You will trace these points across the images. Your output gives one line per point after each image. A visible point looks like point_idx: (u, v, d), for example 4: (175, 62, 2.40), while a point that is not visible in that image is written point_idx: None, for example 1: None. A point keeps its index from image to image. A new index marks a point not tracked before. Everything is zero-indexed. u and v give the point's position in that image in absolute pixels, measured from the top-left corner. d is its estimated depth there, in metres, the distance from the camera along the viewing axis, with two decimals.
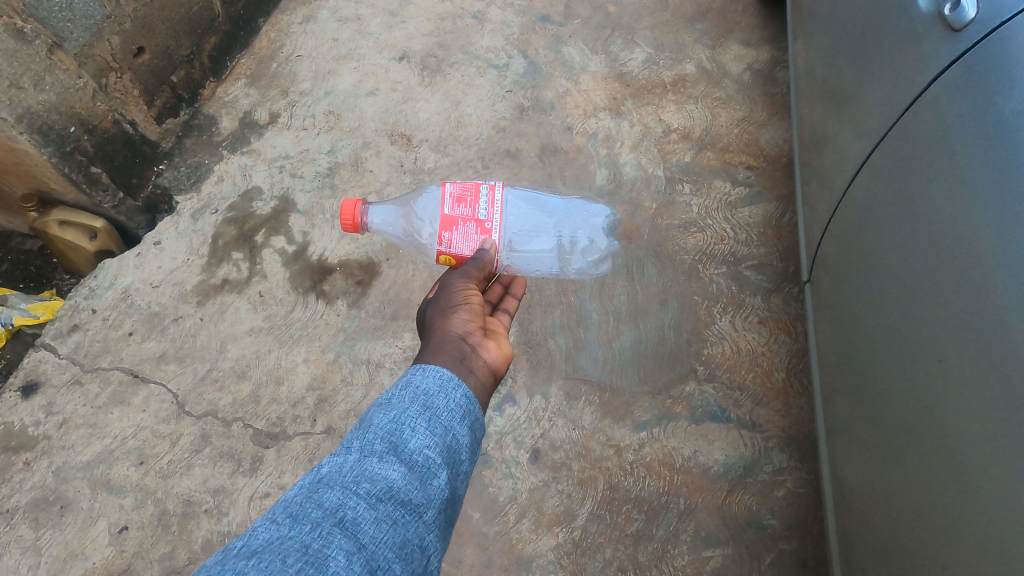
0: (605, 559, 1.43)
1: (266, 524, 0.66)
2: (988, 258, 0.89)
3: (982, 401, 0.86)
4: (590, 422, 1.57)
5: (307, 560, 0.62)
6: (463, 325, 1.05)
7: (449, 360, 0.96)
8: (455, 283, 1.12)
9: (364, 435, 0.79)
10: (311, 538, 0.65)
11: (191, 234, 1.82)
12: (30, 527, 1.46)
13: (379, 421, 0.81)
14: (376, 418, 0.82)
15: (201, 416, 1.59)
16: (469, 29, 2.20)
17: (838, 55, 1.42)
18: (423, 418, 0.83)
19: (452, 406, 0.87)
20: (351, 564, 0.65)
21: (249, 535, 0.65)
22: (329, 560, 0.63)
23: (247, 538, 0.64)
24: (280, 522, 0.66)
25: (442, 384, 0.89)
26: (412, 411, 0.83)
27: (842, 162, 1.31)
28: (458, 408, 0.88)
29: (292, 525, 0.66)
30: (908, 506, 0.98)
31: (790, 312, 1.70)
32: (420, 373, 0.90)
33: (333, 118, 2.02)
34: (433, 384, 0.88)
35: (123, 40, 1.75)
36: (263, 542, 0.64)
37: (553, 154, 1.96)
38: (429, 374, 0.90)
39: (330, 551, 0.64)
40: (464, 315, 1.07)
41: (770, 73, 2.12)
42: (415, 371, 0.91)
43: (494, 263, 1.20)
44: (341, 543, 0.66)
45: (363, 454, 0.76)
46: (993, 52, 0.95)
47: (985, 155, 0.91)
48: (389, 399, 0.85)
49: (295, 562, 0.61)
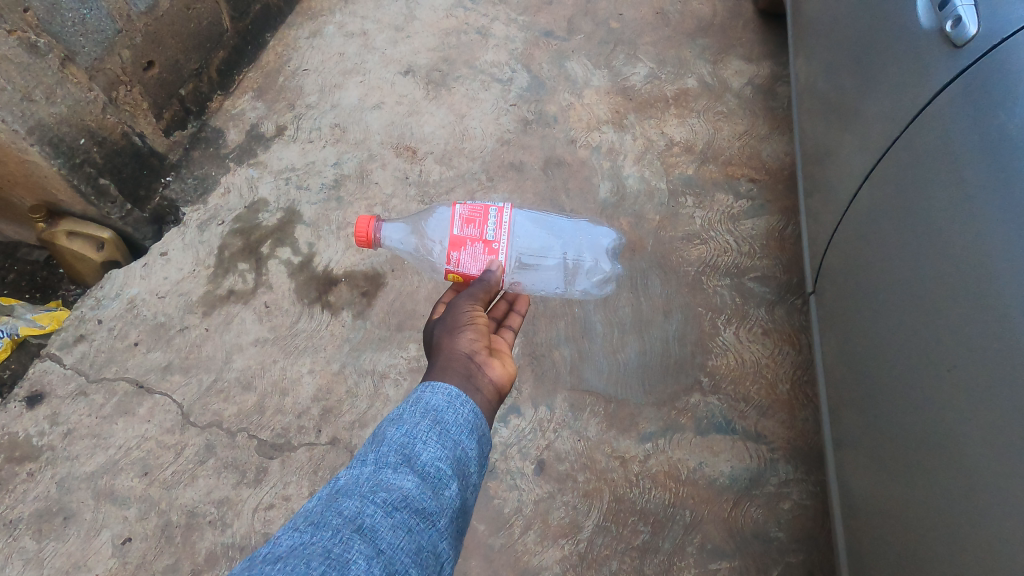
0: (611, 572, 1.42)
1: (289, 532, 0.67)
2: (992, 273, 0.90)
3: (992, 414, 0.86)
4: (595, 434, 1.57)
5: (330, 564, 0.63)
6: (469, 344, 1.04)
7: (457, 378, 0.95)
8: (461, 305, 1.11)
9: (379, 448, 0.80)
10: (333, 542, 0.66)
11: (198, 245, 1.83)
12: (33, 538, 1.45)
13: (392, 435, 0.81)
14: (390, 431, 0.82)
15: (205, 427, 1.59)
16: (474, 44, 2.23)
17: (840, 70, 1.44)
18: (434, 432, 0.83)
19: (461, 421, 0.87)
20: (371, 567, 0.65)
21: (273, 543, 0.66)
22: (351, 564, 0.64)
23: (272, 545, 0.65)
24: (303, 530, 0.67)
25: (451, 400, 0.89)
26: (423, 425, 0.83)
27: (845, 174, 1.32)
28: (467, 423, 0.88)
29: (315, 531, 0.67)
30: (919, 520, 0.97)
31: (794, 324, 1.71)
32: (429, 390, 0.90)
33: (339, 131, 2.04)
34: (442, 400, 0.88)
35: (134, 54, 1.77)
36: (287, 548, 0.65)
37: (557, 167, 1.97)
38: (439, 391, 0.90)
39: (351, 555, 0.65)
40: (471, 333, 1.06)
41: (771, 88, 2.16)
42: (424, 389, 0.91)
43: (501, 283, 1.20)
44: (361, 547, 0.66)
45: (378, 466, 0.77)
46: (993, 69, 0.97)
47: (989, 169, 0.93)
48: (400, 414, 0.85)
49: (319, 565, 0.62)
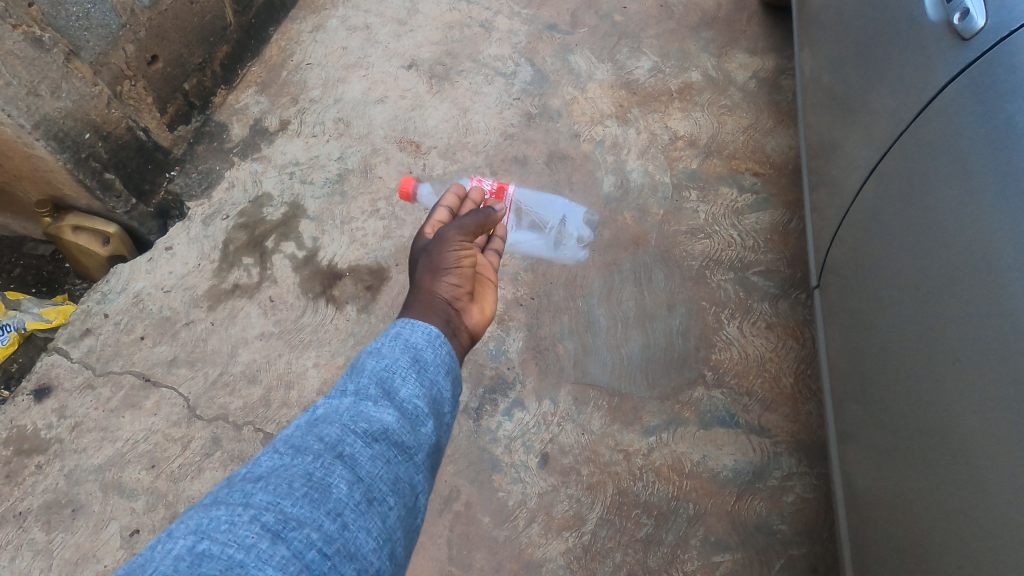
0: (615, 564, 1.43)
1: (271, 454, 0.73)
2: (998, 266, 0.90)
3: (996, 405, 0.87)
4: (598, 427, 1.58)
5: (310, 486, 0.70)
6: (451, 289, 1.07)
7: (436, 321, 0.99)
8: (448, 242, 1.12)
9: (358, 379, 0.84)
10: (315, 466, 0.72)
11: (203, 240, 1.84)
12: (42, 529, 1.47)
13: (372, 367, 0.86)
14: (369, 364, 0.86)
15: (211, 420, 1.60)
16: (477, 37, 2.22)
17: (846, 63, 1.43)
18: (412, 369, 0.87)
19: (438, 361, 0.92)
20: (351, 491, 0.72)
21: (255, 463, 0.72)
22: (331, 488, 0.71)
23: (253, 466, 0.72)
24: (284, 453, 0.73)
25: (429, 341, 0.93)
26: (402, 362, 0.88)
27: (850, 169, 1.32)
28: (443, 364, 0.92)
29: (297, 455, 0.73)
30: (922, 509, 0.98)
31: (798, 318, 1.71)
32: (409, 329, 0.94)
33: (343, 125, 2.04)
34: (421, 340, 0.93)
35: (138, 49, 1.77)
36: (269, 469, 0.71)
37: (561, 161, 1.97)
38: (419, 330, 0.94)
39: (332, 480, 0.71)
40: (453, 278, 1.08)
41: (775, 81, 2.15)
42: (403, 326, 0.95)
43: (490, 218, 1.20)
44: (341, 472, 0.73)
45: (358, 398, 0.81)
46: (999, 64, 0.96)
47: (996, 164, 0.92)
48: (379, 348, 0.89)
49: (300, 486, 0.69)
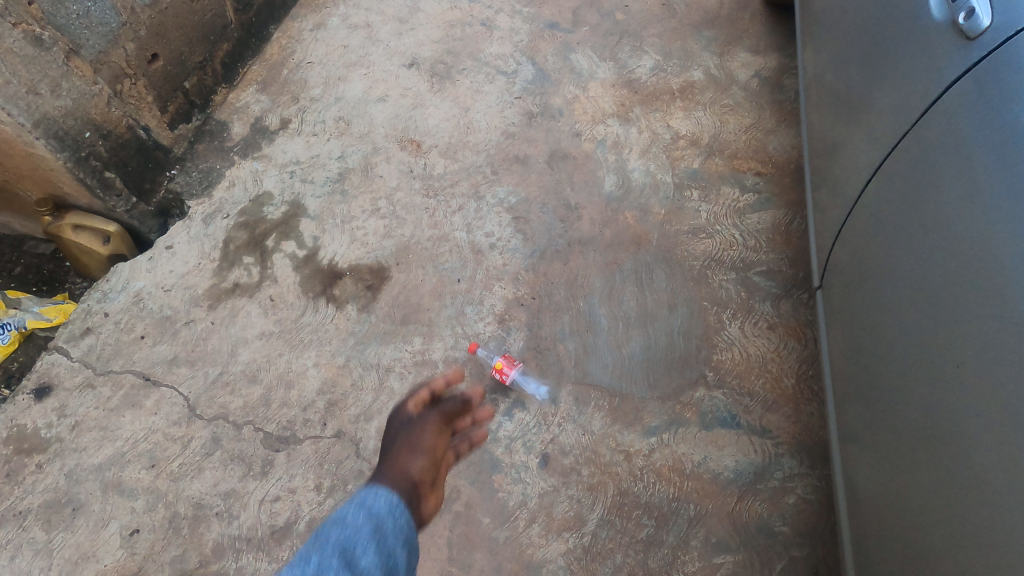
0: (615, 565, 1.42)
1: None
2: (1003, 268, 0.89)
3: (1000, 409, 0.86)
4: (599, 428, 1.57)
5: None
6: (417, 471, 0.99)
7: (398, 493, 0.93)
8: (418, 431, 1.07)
9: (321, 548, 0.79)
10: None
11: (203, 239, 1.84)
12: (42, 529, 1.47)
13: (335, 536, 0.81)
14: (332, 532, 0.82)
15: (211, 419, 1.60)
16: (478, 36, 2.22)
17: (849, 62, 1.42)
18: (374, 539, 0.82)
19: (399, 530, 0.86)
20: None
21: None
22: None
23: None
24: None
25: (390, 510, 0.88)
26: (364, 531, 0.83)
27: (853, 169, 1.31)
28: (402, 534, 0.86)
29: None
30: (924, 513, 0.97)
31: (800, 318, 1.71)
32: (367, 501, 0.88)
33: (343, 124, 2.03)
34: (384, 508, 0.88)
35: (138, 47, 1.77)
36: None
37: (562, 160, 1.97)
38: (381, 498, 0.89)
39: None
40: (420, 461, 1.01)
41: (778, 80, 2.14)
42: (369, 492, 0.90)
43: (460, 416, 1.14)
44: None
45: (320, 567, 0.76)
46: (1004, 64, 0.96)
47: (1002, 166, 0.92)
48: (343, 517, 0.85)
49: None
